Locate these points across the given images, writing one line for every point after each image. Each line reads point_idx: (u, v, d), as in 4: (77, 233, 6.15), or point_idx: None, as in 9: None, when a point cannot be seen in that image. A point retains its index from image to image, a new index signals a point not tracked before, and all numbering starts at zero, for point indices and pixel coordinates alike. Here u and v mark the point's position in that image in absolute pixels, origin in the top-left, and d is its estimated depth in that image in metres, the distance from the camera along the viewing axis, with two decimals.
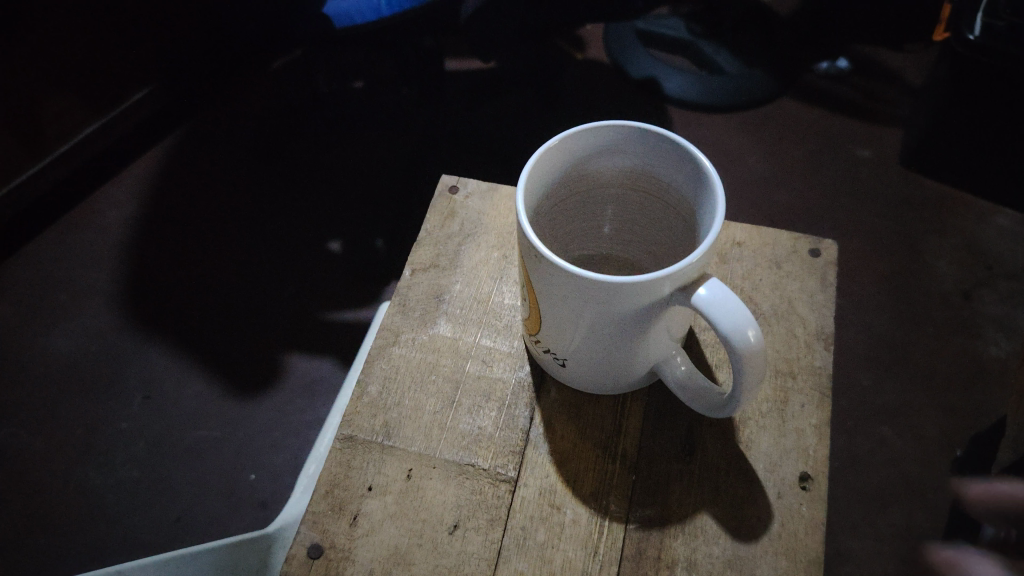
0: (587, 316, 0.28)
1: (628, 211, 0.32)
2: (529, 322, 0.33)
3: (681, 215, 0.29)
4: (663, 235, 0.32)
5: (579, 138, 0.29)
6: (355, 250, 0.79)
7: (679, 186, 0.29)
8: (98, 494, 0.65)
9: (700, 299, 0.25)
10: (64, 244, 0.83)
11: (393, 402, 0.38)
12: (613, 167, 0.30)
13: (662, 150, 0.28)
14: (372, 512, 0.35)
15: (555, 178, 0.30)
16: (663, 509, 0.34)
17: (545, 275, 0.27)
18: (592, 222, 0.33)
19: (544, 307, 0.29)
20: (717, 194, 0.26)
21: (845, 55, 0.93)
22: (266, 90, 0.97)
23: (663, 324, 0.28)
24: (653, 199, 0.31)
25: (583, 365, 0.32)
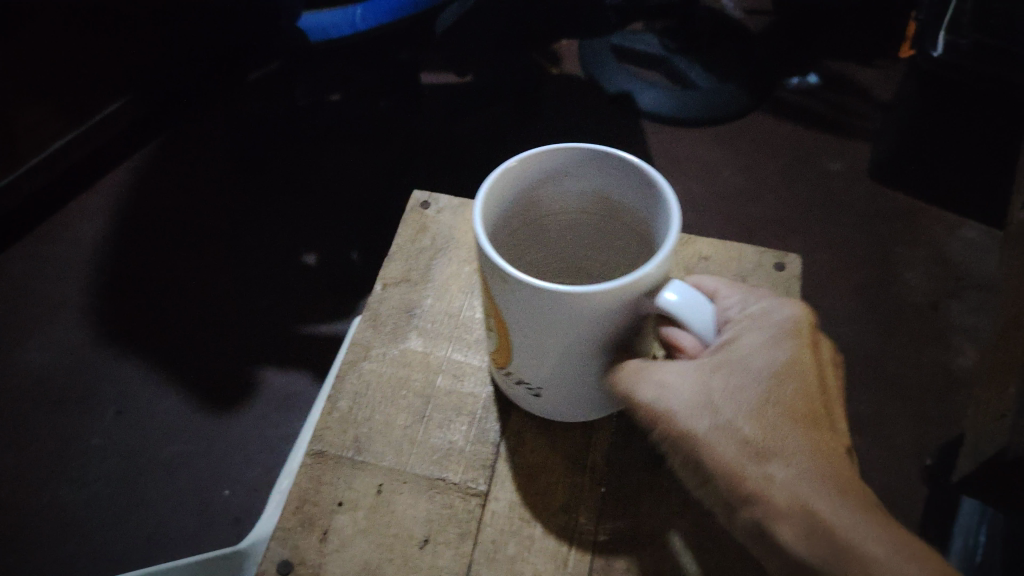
0: (557, 341, 0.26)
1: (590, 234, 0.33)
2: (497, 354, 0.31)
3: (640, 235, 0.30)
4: (625, 257, 0.32)
5: (535, 160, 0.29)
6: (330, 263, 0.79)
7: (637, 206, 0.29)
8: (67, 511, 0.64)
9: (670, 302, 0.25)
10: (34, 257, 0.82)
11: (364, 417, 0.38)
12: (572, 190, 0.31)
13: (617, 170, 0.29)
14: (343, 527, 0.35)
15: (514, 201, 0.30)
16: (631, 522, 0.35)
17: (507, 297, 0.25)
18: (554, 248, 0.34)
19: (513, 336, 0.27)
20: (669, 201, 0.26)
21: (815, 71, 0.94)
22: (245, 105, 0.97)
23: (633, 340, 0.27)
24: (613, 221, 0.31)
25: (553, 395, 0.31)
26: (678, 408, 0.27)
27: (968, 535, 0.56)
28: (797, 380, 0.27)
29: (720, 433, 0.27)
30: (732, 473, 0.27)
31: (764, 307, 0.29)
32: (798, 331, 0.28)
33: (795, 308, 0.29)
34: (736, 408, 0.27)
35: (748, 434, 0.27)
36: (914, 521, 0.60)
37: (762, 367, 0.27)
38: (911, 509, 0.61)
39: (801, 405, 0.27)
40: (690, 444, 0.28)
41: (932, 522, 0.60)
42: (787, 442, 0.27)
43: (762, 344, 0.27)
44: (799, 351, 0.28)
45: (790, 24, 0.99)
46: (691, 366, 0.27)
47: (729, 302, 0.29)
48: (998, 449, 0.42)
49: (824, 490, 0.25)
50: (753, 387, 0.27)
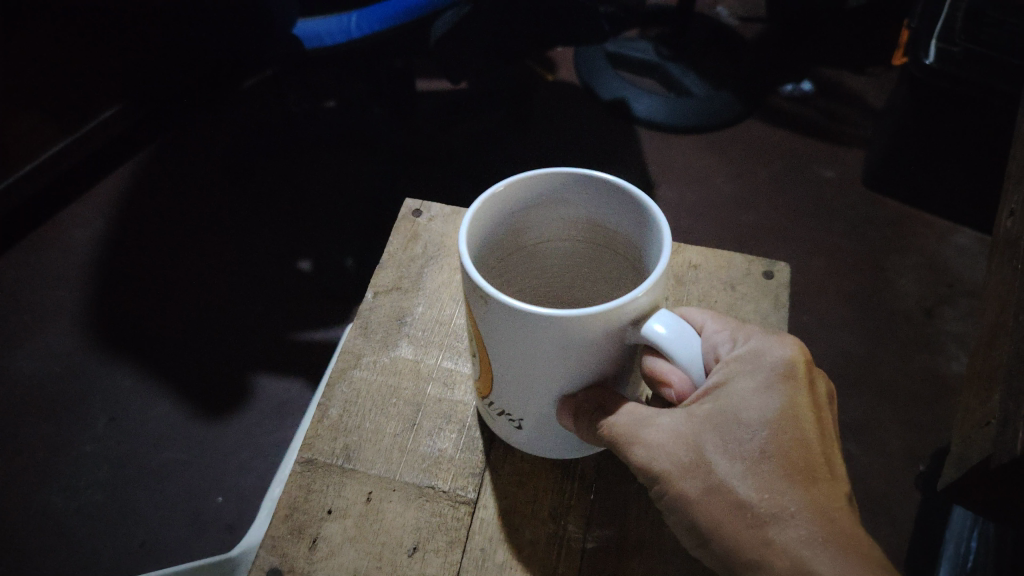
0: (539, 368, 0.26)
1: (583, 259, 0.32)
2: (481, 383, 0.30)
3: (636, 260, 0.30)
4: (619, 282, 0.32)
5: (527, 184, 0.29)
6: (324, 269, 0.79)
7: (629, 230, 0.29)
8: (58, 518, 0.64)
9: (658, 335, 0.24)
10: (28, 264, 0.82)
11: (354, 425, 0.38)
12: (564, 215, 0.30)
13: (610, 196, 0.29)
14: (331, 535, 0.35)
15: (505, 226, 0.30)
16: (620, 531, 0.35)
17: (492, 321, 0.25)
18: (546, 273, 0.33)
19: (495, 362, 0.27)
20: (665, 228, 0.26)
21: (808, 79, 0.94)
22: (241, 114, 0.97)
23: (618, 366, 0.27)
24: (607, 245, 0.31)
25: (537, 425, 0.30)
26: (666, 469, 0.26)
27: (960, 542, 0.55)
28: (792, 429, 0.25)
29: (714, 492, 0.25)
30: (730, 538, 0.25)
31: (755, 349, 0.27)
32: (791, 374, 0.26)
33: (789, 349, 0.27)
34: (730, 466, 0.25)
35: (742, 491, 0.25)
36: (906, 529, 0.60)
37: (756, 416, 0.25)
38: (903, 517, 0.61)
39: (801, 457, 0.25)
40: (682, 508, 0.26)
41: (925, 528, 0.60)
42: (788, 499, 0.24)
43: (753, 392, 0.26)
44: (795, 398, 0.26)
45: (784, 32, 0.99)
46: (678, 422, 0.26)
47: (717, 345, 0.28)
48: (982, 458, 0.42)
49: (828, 552, 0.23)
50: (748, 440, 0.25)
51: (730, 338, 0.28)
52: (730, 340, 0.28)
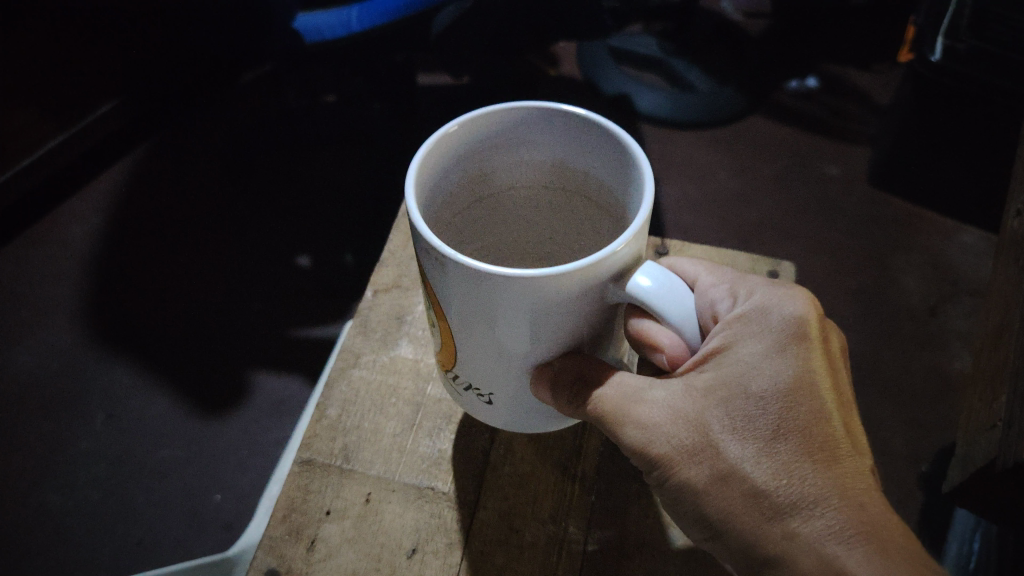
0: (500, 333, 0.25)
1: (547, 196, 0.33)
2: (443, 355, 0.30)
3: (605, 196, 0.30)
4: (587, 218, 0.32)
5: (483, 123, 0.28)
6: (323, 266, 0.78)
7: (595, 167, 0.29)
8: (56, 516, 0.64)
9: (643, 289, 0.24)
10: (26, 259, 0.81)
11: (353, 425, 0.38)
12: (525, 152, 0.30)
13: (574, 129, 0.29)
14: (330, 537, 0.34)
15: (462, 165, 0.30)
16: (620, 532, 0.34)
17: (450, 283, 0.24)
18: (507, 213, 0.34)
19: (456, 326, 0.26)
20: (643, 163, 0.26)
21: (814, 74, 0.91)
22: (237, 107, 0.95)
23: (596, 329, 0.27)
24: (573, 182, 0.31)
25: (513, 399, 0.29)
26: (672, 451, 0.26)
27: (963, 543, 0.56)
28: (805, 402, 0.25)
29: (727, 478, 0.25)
30: (748, 528, 0.25)
31: (760, 310, 0.27)
32: (802, 338, 0.26)
33: (801, 306, 0.27)
34: (743, 449, 0.25)
35: (756, 476, 0.25)
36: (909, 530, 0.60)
37: (764, 387, 0.25)
38: (905, 518, 0.61)
39: (816, 435, 0.25)
40: (692, 494, 0.26)
41: (928, 530, 0.60)
42: (808, 482, 0.24)
43: (760, 360, 0.26)
44: (804, 363, 0.26)
45: (790, 26, 0.97)
46: (680, 398, 0.26)
47: (716, 303, 0.29)
48: (987, 460, 0.42)
49: (857, 542, 0.23)
50: (757, 415, 0.25)
51: (730, 296, 0.29)
52: (731, 298, 0.28)
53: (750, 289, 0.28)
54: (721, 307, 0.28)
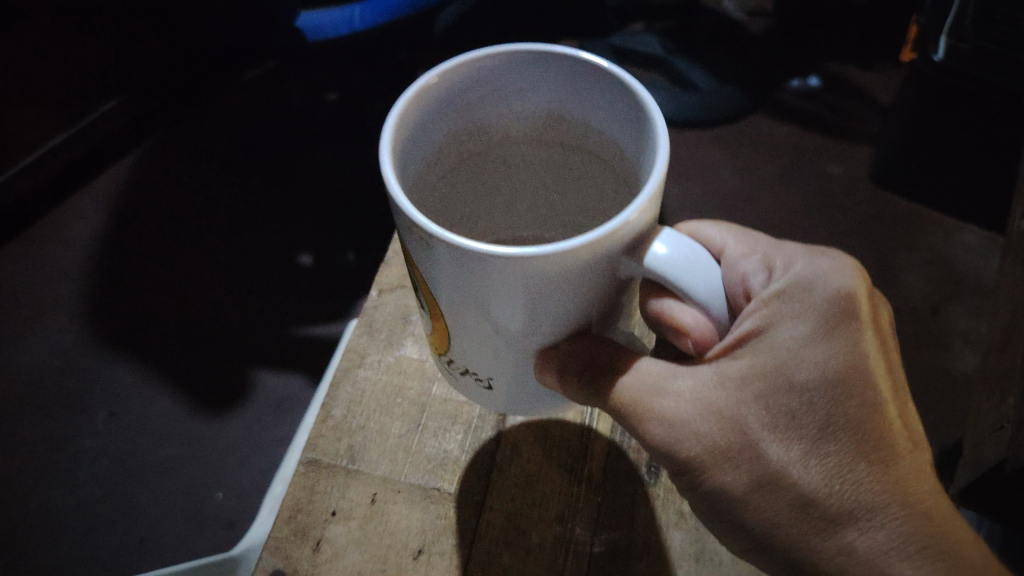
0: (491, 313, 0.25)
1: (524, 139, 0.33)
2: (438, 340, 0.30)
3: (593, 132, 0.31)
4: (569, 154, 0.33)
5: (457, 75, 0.28)
6: (326, 264, 0.75)
7: (592, 115, 0.30)
8: (58, 513, 0.65)
9: (660, 257, 0.24)
10: (26, 256, 0.82)
11: (358, 425, 0.38)
12: (503, 101, 0.31)
13: (552, 70, 0.29)
14: (336, 537, 0.34)
15: (441, 122, 0.29)
16: (628, 533, 0.35)
17: (438, 262, 0.24)
18: (484, 163, 0.34)
19: (444, 306, 0.26)
20: (651, 107, 0.26)
21: (818, 73, 0.84)
22: (232, 98, 0.91)
23: (599, 307, 0.26)
24: (554, 123, 0.32)
25: (511, 382, 0.30)
26: (712, 456, 0.27)
27: None
28: (857, 399, 0.26)
29: (778, 483, 0.26)
30: (797, 536, 0.26)
31: (802, 281, 0.28)
32: (849, 321, 0.27)
33: (847, 280, 0.28)
34: (788, 452, 0.26)
35: (807, 481, 0.26)
36: None
37: (810, 380, 0.26)
38: None
39: (864, 432, 0.26)
40: (734, 500, 0.27)
41: None
42: (858, 485, 0.26)
43: (802, 349, 0.27)
44: (853, 347, 0.27)
45: (795, 31, 0.88)
46: (718, 394, 0.27)
47: (749, 275, 0.29)
48: (996, 463, 0.42)
49: (910, 546, 0.25)
50: (803, 412, 0.26)
51: (763, 269, 0.29)
52: (766, 271, 0.29)
53: (789, 261, 0.29)
54: (754, 280, 0.29)
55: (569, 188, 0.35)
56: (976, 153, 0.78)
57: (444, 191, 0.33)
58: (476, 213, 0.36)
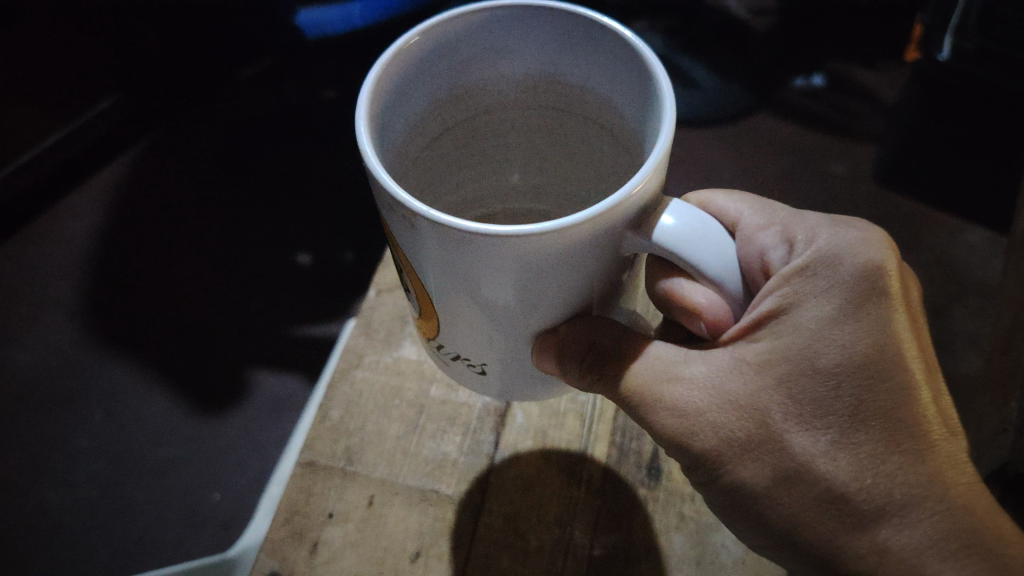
0: (482, 292, 0.26)
1: (514, 95, 0.36)
2: (427, 325, 0.31)
3: (579, 81, 0.34)
4: (557, 105, 0.36)
5: (446, 31, 0.31)
6: (322, 263, 0.74)
7: (584, 72, 0.33)
8: (58, 513, 0.66)
9: (668, 228, 0.26)
10: (26, 255, 0.82)
11: (356, 427, 0.39)
12: (490, 59, 0.34)
13: (535, 26, 0.32)
14: (333, 540, 0.36)
15: (432, 78, 0.33)
16: (627, 537, 0.35)
17: (424, 242, 0.25)
18: (478, 121, 0.38)
19: (432, 286, 0.27)
20: (642, 49, 0.30)
21: (822, 72, 0.83)
22: (231, 95, 0.89)
23: (590, 286, 0.27)
24: (540, 76, 0.35)
25: (504, 364, 0.31)
26: (736, 445, 0.29)
27: None
28: (881, 388, 0.28)
29: (804, 471, 0.28)
30: (823, 529, 0.28)
31: (829, 255, 0.30)
32: (872, 302, 0.29)
33: (873, 256, 0.30)
34: (814, 444, 0.28)
35: (834, 473, 0.28)
36: None
37: (831, 363, 0.28)
38: None
39: (898, 424, 0.28)
40: (759, 492, 0.29)
41: None
42: (891, 478, 0.27)
43: (824, 328, 0.29)
44: (877, 328, 0.28)
45: (797, 29, 0.87)
46: (737, 381, 0.29)
47: (768, 249, 0.31)
48: None
49: (952, 544, 0.26)
50: (825, 400, 0.28)
51: (783, 244, 0.31)
52: (785, 246, 0.31)
53: (812, 231, 0.31)
54: (772, 253, 0.30)
55: (558, 138, 0.39)
56: (979, 153, 0.77)
57: (440, 146, 0.37)
58: (471, 167, 0.40)
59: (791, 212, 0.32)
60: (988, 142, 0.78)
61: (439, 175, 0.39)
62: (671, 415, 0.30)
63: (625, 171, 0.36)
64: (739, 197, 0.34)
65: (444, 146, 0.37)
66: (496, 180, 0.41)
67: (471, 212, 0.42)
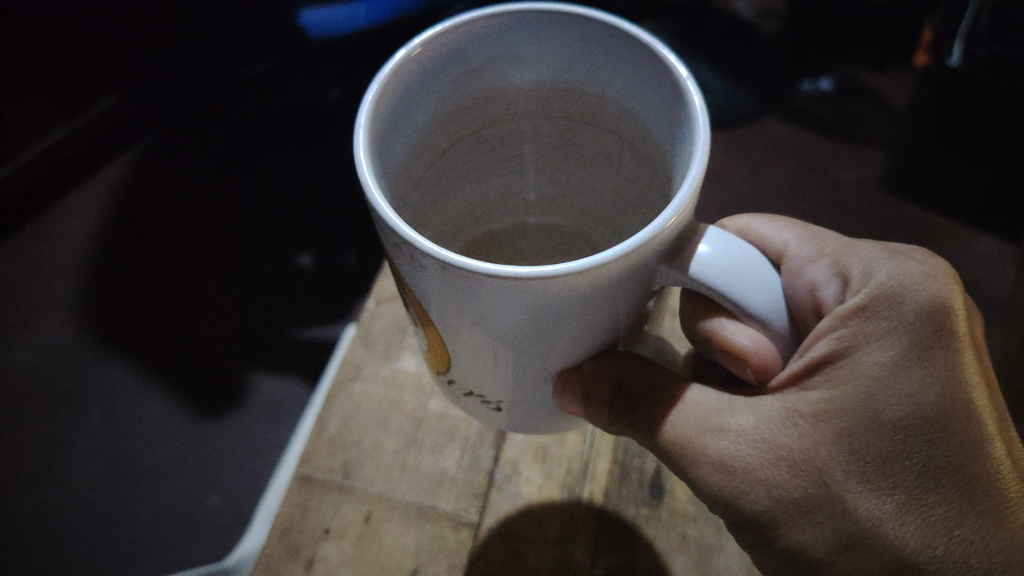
0: (501, 333, 0.26)
1: (528, 102, 0.36)
2: (437, 358, 0.31)
3: (591, 86, 0.34)
4: (568, 112, 0.36)
5: (458, 36, 0.31)
6: (323, 266, 0.74)
7: (601, 77, 0.33)
8: (54, 514, 0.66)
9: (705, 255, 0.26)
10: (26, 253, 0.82)
11: (353, 441, 0.41)
12: (496, 66, 0.33)
13: (552, 29, 0.31)
14: (328, 556, 0.38)
15: (437, 88, 0.32)
16: (626, 558, 0.37)
17: (436, 282, 0.24)
18: (484, 132, 0.37)
19: (446, 324, 0.27)
20: (661, 48, 0.29)
21: (829, 75, 0.82)
22: (236, 98, 0.88)
23: (612, 323, 0.27)
24: (550, 82, 0.34)
25: (518, 402, 0.31)
26: (796, 509, 0.30)
27: None
28: (945, 449, 0.30)
29: (872, 531, 0.29)
30: None
31: (891, 292, 0.32)
32: (932, 350, 0.31)
33: (937, 298, 0.32)
34: (882, 508, 0.30)
35: (902, 535, 0.29)
36: None
37: (895, 418, 0.30)
38: None
39: (969, 485, 0.30)
40: (819, 558, 0.30)
41: None
42: (967, 545, 0.29)
43: (884, 374, 0.30)
44: (942, 375, 0.31)
45: (806, 32, 0.86)
46: (791, 433, 0.30)
47: (820, 284, 0.33)
48: None
49: None
50: (890, 459, 0.30)
51: (835, 278, 0.33)
52: (838, 281, 0.33)
53: (868, 264, 0.33)
54: (825, 288, 0.33)
55: (569, 147, 0.38)
56: (988, 160, 0.76)
57: (446, 161, 0.36)
58: (478, 180, 0.39)
59: (841, 242, 0.35)
60: (998, 148, 0.77)
61: (445, 190, 0.38)
62: (727, 475, 0.30)
63: (644, 183, 0.35)
64: (782, 225, 0.36)
65: (454, 155, 0.37)
66: (509, 193, 0.41)
67: (476, 229, 0.42)
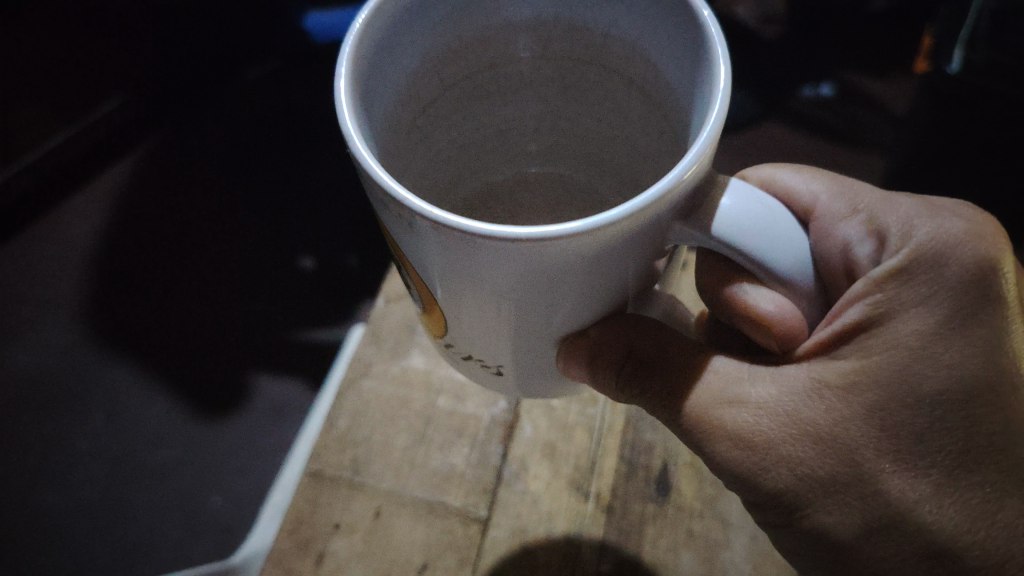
0: (510, 295, 0.26)
1: (526, 42, 0.36)
2: (435, 325, 0.32)
3: (594, 19, 0.34)
4: (570, 51, 0.36)
5: None
6: (326, 268, 0.74)
7: (606, 15, 0.33)
8: (56, 514, 0.67)
9: (726, 208, 0.26)
10: (31, 254, 0.83)
11: (363, 437, 0.41)
12: None
13: None
14: (338, 551, 0.38)
15: (431, 20, 0.32)
16: (633, 554, 0.37)
17: (446, 249, 0.24)
18: (479, 77, 0.37)
19: (454, 291, 0.27)
20: None
21: (830, 80, 0.84)
22: (231, 97, 0.88)
23: (622, 284, 0.28)
24: (550, 15, 0.34)
25: (518, 367, 0.32)
26: (826, 489, 0.30)
27: None
28: (986, 425, 0.30)
29: (905, 512, 0.30)
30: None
31: (933, 252, 0.31)
32: (966, 319, 0.31)
33: (978, 260, 0.31)
34: (919, 490, 0.30)
35: (933, 514, 0.30)
36: None
37: (927, 393, 0.30)
38: None
39: (1014, 466, 0.30)
40: (844, 536, 0.30)
41: None
42: (1009, 530, 0.30)
43: (922, 344, 0.30)
44: (974, 347, 0.30)
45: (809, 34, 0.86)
46: (817, 407, 0.30)
47: (854, 241, 0.32)
48: None
49: None
50: (924, 437, 0.30)
51: (869, 238, 0.33)
52: (871, 241, 0.33)
53: (906, 221, 0.33)
54: (858, 247, 0.32)
55: (573, 93, 0.39)
56: None
57: (438, 108, 0.37)
58: (470, 126, 0.40)
59: (876, 197, 0.34)
60: None
61: (438, 138, 0.38)
62: (753, 453, 0.31)
63: (658, 137, 0.35)
64: (811, 176, 0.35)
65: (449, 95, 0.37)
66: (514, 147, 0.42)
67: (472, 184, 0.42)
